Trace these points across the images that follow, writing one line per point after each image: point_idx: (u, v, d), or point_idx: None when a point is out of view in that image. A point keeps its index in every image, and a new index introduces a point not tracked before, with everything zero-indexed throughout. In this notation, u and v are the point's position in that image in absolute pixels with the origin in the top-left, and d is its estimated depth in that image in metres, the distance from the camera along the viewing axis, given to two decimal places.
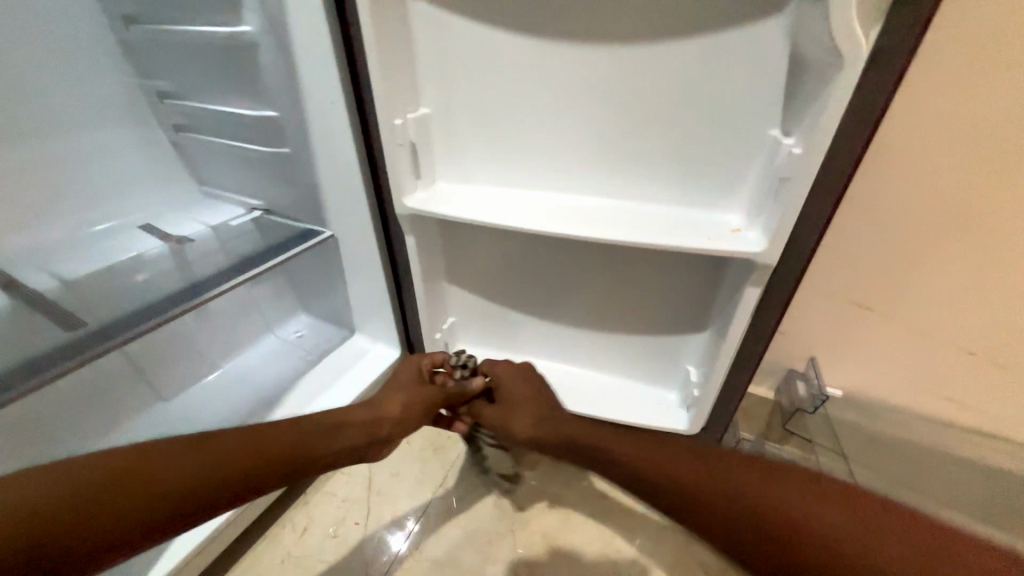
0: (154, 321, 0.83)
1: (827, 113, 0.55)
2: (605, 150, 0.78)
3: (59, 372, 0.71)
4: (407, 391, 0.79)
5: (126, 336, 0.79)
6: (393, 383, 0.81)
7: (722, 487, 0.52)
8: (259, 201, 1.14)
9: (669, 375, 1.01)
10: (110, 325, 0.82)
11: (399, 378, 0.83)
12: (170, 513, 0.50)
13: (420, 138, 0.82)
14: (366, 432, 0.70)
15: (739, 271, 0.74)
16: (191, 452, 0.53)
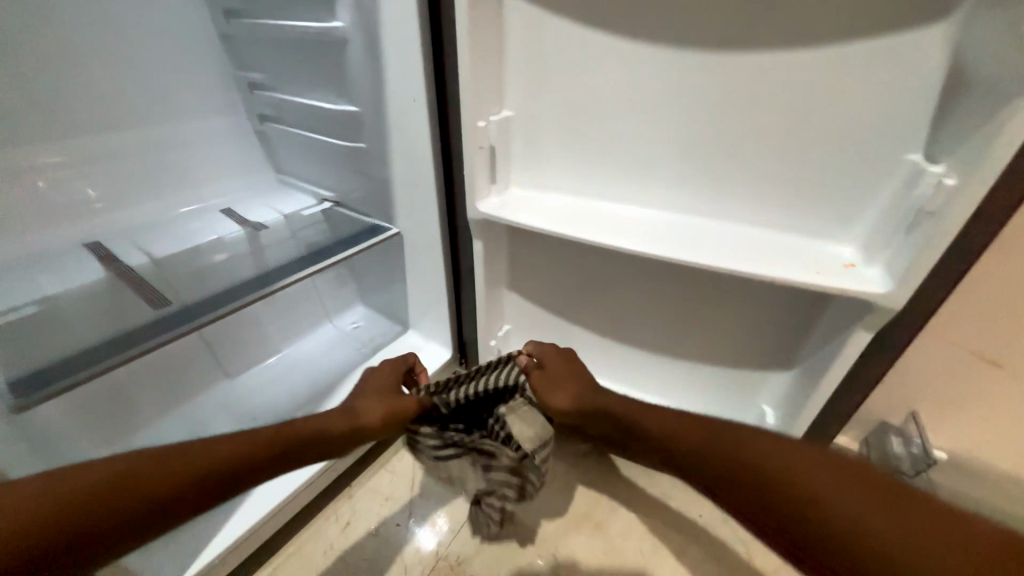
0: (226, 307, 0.86)
1: (1000, 141, 0.46)
2: (699, 166, 0.71)
3: (154, 346, 0.76)
4: (380, 397, 0.77)
5: (202, 320, 0.82)
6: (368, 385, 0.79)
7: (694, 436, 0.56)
8: (331, 193, 1.17)
9: (739, 412, 0.93)
10: (189, 307, 0.85)
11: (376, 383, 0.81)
12: (192, 493, 0.52)
13: (500, 141, 0.79)
14: (347, 422, 0.68)
15: (847, 311, 0.66)
16: (159, 462, 0.52)
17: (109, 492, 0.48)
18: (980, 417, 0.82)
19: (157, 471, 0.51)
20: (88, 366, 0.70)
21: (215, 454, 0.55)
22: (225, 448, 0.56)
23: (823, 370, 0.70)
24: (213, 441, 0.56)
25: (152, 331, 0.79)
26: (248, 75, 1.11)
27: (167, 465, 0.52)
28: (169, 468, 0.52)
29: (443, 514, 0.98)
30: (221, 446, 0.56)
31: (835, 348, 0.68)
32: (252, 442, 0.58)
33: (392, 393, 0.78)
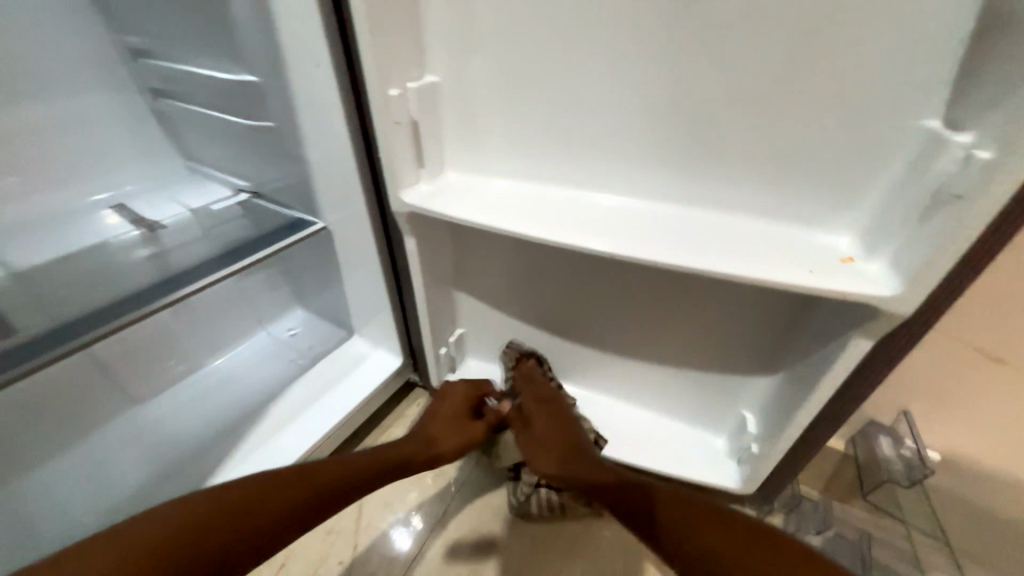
0: (119, 322, 0.71)
1: None
2: (665, 139, 0.59)
3: (12, 379, 0.62)
4: (458, 424, 0.71)
5: (84, 341, 0.68)
6: (445, 414, 0.73)
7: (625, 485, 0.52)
8: (247, 182, 0.99)
9: (717, 417, 0.83)
10: (64, 327, 0.70)
11: (450, 408, 0.74)
12: (294, 514, 0.49)
13: (424, 115, 0.64)
14: (420, 446, 0.65)
15: (841, 312, 0.55)
16: (257, 496, 0.49)
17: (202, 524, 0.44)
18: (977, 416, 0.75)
19: (253, 506, 0.48)
20: None
21: (301, 492, 0.51)
22: (312, 479, 0.53)
23: (812, 380, 0.60)
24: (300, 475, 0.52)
25: (14, 361, 0.64)
26: (129, 39, 0.91)
27: (264, 502, 0.48)
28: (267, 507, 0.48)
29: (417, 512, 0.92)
30: (297, 483, 0.51)
31: (828, 356, 0.57)
32: (335, 469, 0.55)
33: (463, 426, 0.72)
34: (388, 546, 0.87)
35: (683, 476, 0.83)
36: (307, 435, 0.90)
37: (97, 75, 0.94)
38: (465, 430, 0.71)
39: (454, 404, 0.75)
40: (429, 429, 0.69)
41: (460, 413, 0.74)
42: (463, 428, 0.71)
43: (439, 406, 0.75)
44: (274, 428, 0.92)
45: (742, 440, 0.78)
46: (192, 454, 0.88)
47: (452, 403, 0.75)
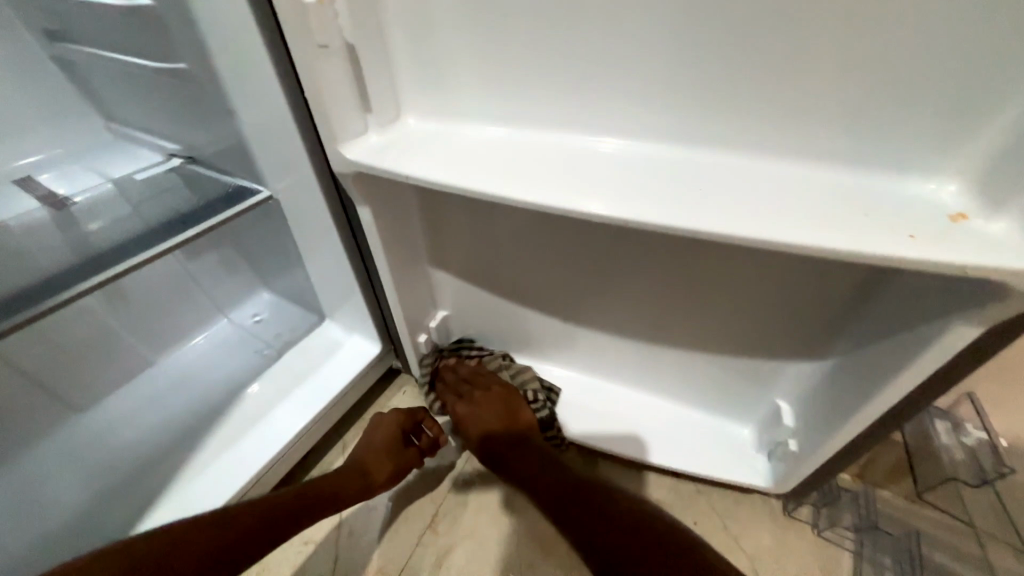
0: (26, 314, 0.58)
1: None
2: (693, 55, 0.42)
3: None
4: (387, 453, 0.76)
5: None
6: (376, 440, 0.77)
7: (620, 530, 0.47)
8: (177, 145, 0.82)
9: (746, 405, 0.71)
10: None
11: (379, 437, 0.78)
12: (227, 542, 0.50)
13: (363, 36, 0.47)
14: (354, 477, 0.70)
15: (937, 288, 0.41)
16: (178, 534, 0.49)
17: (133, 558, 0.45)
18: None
19: (180, 541, 0.48)
20: None
21: (226, 524, 0.52)
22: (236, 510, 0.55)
23: (887, 372, 0.46)
24: (221, 512, 0.54)
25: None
26: None
27: (191, 537, 0.49)
28: (193, 538, 0.49)
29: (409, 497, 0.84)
30: (220, 522, 0.52)
31: (914, 343, 0.44)
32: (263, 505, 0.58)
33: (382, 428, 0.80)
34: (376, 536, 0.80)
35: (706, 473, 0.72)
36: (274, 439, 0.79)
37: None
38: (394, 458, 0.76)
39: (382, 432, 0.79)
40: (361, 462, 0.73)
41: (391, 442, 0.78)
42: (393, 456, 0.76)
43: (368, 437, 0.78)
44: (237, 432, 0.80)
45: (775, 433, 0.67)
46: (144, 466, 0.77)
47: (380, 431, 0.79)
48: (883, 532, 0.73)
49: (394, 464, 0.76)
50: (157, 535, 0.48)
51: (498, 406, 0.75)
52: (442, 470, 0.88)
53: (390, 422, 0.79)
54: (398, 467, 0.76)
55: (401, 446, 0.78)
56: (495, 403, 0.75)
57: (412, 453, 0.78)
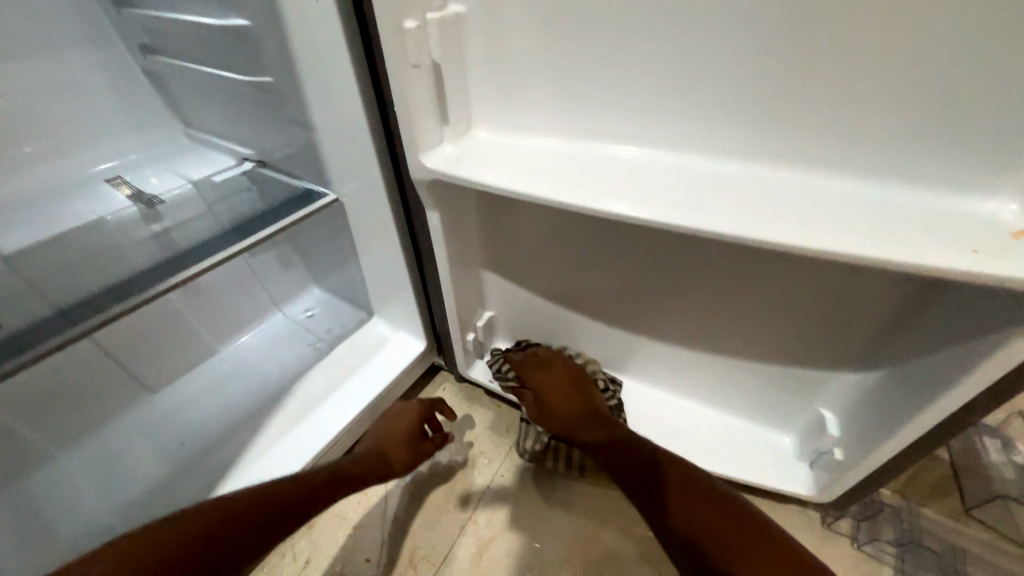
0: (125, 305, 0.64)
1: None
2: (757, 75, 0.45)
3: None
4: (405, 442, 0.73)
5: (86, 328, 0.61)
6: (399, 424, 0.76)
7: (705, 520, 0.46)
8: (250, 150, 0.89)
9: (788, 414, 0.72)
10: (71, 306, 0.64)
11: (403, 423, 0.76)
12: (273, 511, 0.51)
13: (447, 55, 0.52)
14: (378, 464, 0.68)
15: (995, 301, 0.42)
16: (226, 511, 0.48)
17: (189, 536, 0.44)
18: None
19: (227, 519, 0.47)
20: None
21: (268, 504, 0.51)
22: (279, 488, 0.54)
23: (943, 383, 0.48)
24: (263, 490, 0.53)
25: (24, 344, 0.59)
26: None
27: (241, 512, 0.49)
28: (239, 517, 0.48)
29: (449, 488, 0.88)
30: (264, 498, 0.52)
31: (970, 355, 0.45)
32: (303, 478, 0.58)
33: (404, 412, 0.78)
34: (418, 522, 0.84)
35: (746, 479, 0.73)
36: (328, 426, 0.84)
37: (80, 31, 0.84)
38: (411, 449, 0.73)
39: (399, 423, 0.77)
40: (381, 447, 0.71)
41: (408, 432, 0.76)
42: (412, 448, 0.73)
43: (385, 427, 0.76)
44: (294, 418, 0.85)
45: (819, 443, 0.67)
46: (209, 446, 0.83)
47: (402, 421, 0.77)
48: (926, 547, 0.73)
49: (411, 455, 0.73)
50: (210, 510, 0.47)
51: (570, 388, 0.75)
52: (480, 465, 0.92)
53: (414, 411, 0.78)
54: (415, 456, 0.73)
55: (418, 438, 0.75)
56: (566, 383, 0.76)
57: (428, 447, 0.75)
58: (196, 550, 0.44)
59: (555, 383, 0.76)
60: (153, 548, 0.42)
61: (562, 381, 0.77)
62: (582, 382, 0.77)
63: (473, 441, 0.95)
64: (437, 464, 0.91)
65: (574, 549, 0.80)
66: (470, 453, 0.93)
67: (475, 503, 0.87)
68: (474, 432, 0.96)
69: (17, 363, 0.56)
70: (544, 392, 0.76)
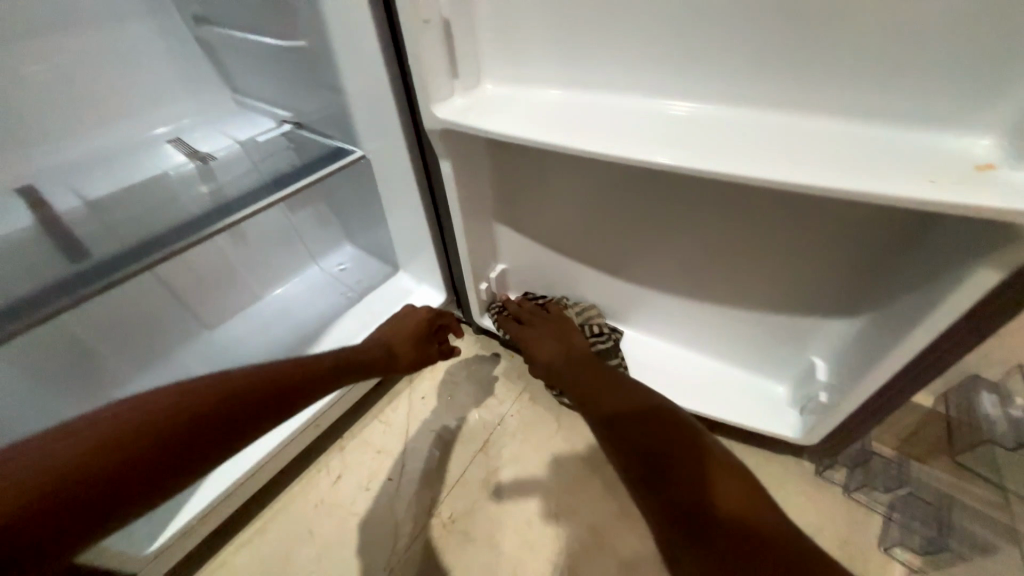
0: (190, 239, 0.75)
1: None
2: (743, 24, 0.48)
3: (96, 292, 0.68)
4: (413, 341, 0.77)
5: (155, 259, 0.72)
6: (405, 325, 0.79)
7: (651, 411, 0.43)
8: (289, 112, 0.97)
9: (784, 365, 0.75)
10: (144, 243, 0.75)
11: (412, 324, 0.80)
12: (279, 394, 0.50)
13: (455, 11, 0.57)
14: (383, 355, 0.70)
15: (969, 234, 0.44)
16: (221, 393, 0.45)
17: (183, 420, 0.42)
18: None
19: (222, 401, 0.45)
20: (35, 312, 0.63)
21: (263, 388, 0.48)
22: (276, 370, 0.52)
23: (915, 320, 0.50)
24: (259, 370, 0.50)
25: (108, 268, 0.70)
26: None
27: (236, 396, 0.46)
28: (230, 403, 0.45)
29: (463, 424, 0.98)
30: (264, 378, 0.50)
31: (943, 291, 0.47)
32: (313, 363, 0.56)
33: (411, 318, 0.82)
34: (436, 452, 0.93)
35: (738, 423, 0.77)
36: None
37: (142, 7, 0.94)
38: (417, 348, 0.77)
39: (408, 324, 0.80)
40: (389, 342, 0.73)
41: (415, 333, 0.79)
42: (418, 348, 0.77)
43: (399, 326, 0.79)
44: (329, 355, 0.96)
45: (810, 389, 0.71)
46: None
47: (409, 322, 0.81)
48: (917, 499, 0.75)
49: (417, 353, 0.77)
50: (202, 388, 0.44)
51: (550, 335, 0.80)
52: (493, 406, 1.00)
53: (421, 317, 0.81)
54: (420, 356, 0.77)
55: (423, 340, 0.79)
56: (547, 333, 0.81)
57: (435, 350, 0.79)
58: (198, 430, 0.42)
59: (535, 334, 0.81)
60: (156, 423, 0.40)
61: (546, 331, 0.82)
62: (564, 333, 0.81)
63: (487, 385, 1.04)
64: (453, 404, 1.01)
65: (574, 482, 0.88)
66: (484, 396, 1.02)
67: (485, 438, 0.96)
68: (489, 379, 1.05)
69: (102, 285, 0.68)
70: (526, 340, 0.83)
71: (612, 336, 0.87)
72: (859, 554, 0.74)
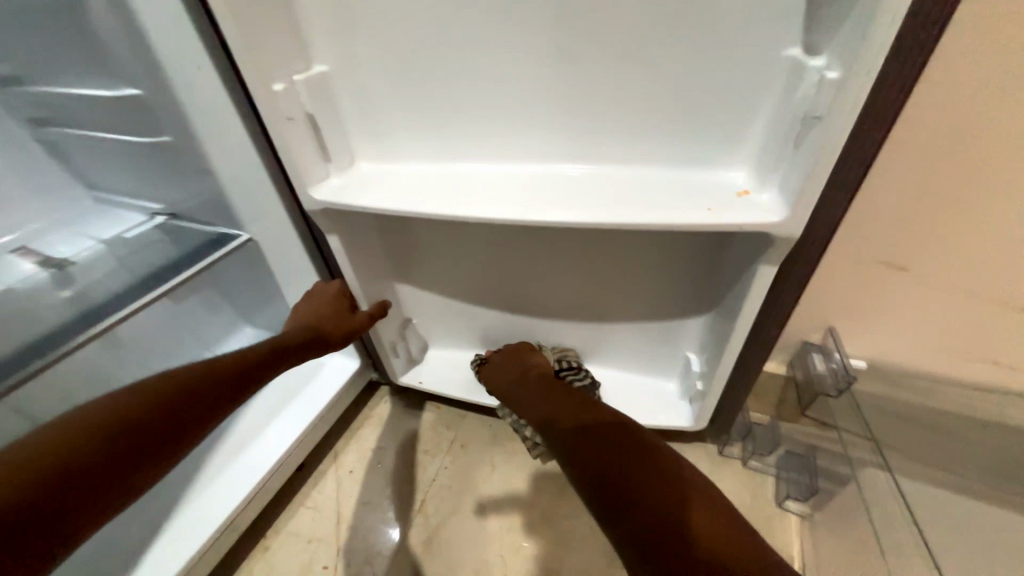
0: (51, 356, 0.67)
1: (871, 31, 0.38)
2: (563, 102, 0.60)
3: None
4: (337, 313, 0.76)
5: (8, 381, 0.63)
6: (316, 299, 0.77)
7: (627, 469, 0.48)
8: (158, 204, 0.92)
9: (668, 364, 0.87)
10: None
11: (323, 299, 0.77)
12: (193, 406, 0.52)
13: (318, 105, 0.62)
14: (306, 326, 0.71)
15: (750, 243, 0.58)
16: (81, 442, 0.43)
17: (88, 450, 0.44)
18: (919, 322, 0.75)
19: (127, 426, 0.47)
20: None
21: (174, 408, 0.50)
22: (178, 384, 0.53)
23: (736, 311, 0.64)
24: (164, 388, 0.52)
25: None
26: None
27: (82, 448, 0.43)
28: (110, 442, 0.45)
29: (397, 487, 0.96)
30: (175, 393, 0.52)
31: (745, 286, 0.61)
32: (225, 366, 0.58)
33: (321, 300, 0.77)
34: (371, 525, 0.90)
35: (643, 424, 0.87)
36: (274, 448, 0.89)
37: None
38: (342, 318, 0.76)
39: (322, 301, 0.77)
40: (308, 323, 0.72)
41: (335, 307, 0.77)
42: (341, 319, 0.76)
43: (337, 315, 0.76)
44: (238, 449, 0.90)
45: (690, 381, 0.83)
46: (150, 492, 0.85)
47: (322, 299, 0.77)
48: (792, 453, 0.91)
49: (343, 324, 0.75)
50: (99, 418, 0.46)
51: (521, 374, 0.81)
52: (424, 461, 1.00)
53: (333, 291, 0.78)
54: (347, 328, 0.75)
55: (346, 311, 0.77)
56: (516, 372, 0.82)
57: (361, 317, 0.77)
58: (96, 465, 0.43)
59: (505, 376, 0.82)
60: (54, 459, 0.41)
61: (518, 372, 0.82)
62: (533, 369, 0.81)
63: (416, 442, 1.03)
64: (384, 470, 0.99)
65: (515, 517, 0.90)
66: (413, 455, 1.01)
67: (421, 496, 0.95)
68: (418, 435, 1.05)
69: None
70: (497, 381, 0.84)
71: (566, 356, 0.89)
72: (758, 512, 0.86)
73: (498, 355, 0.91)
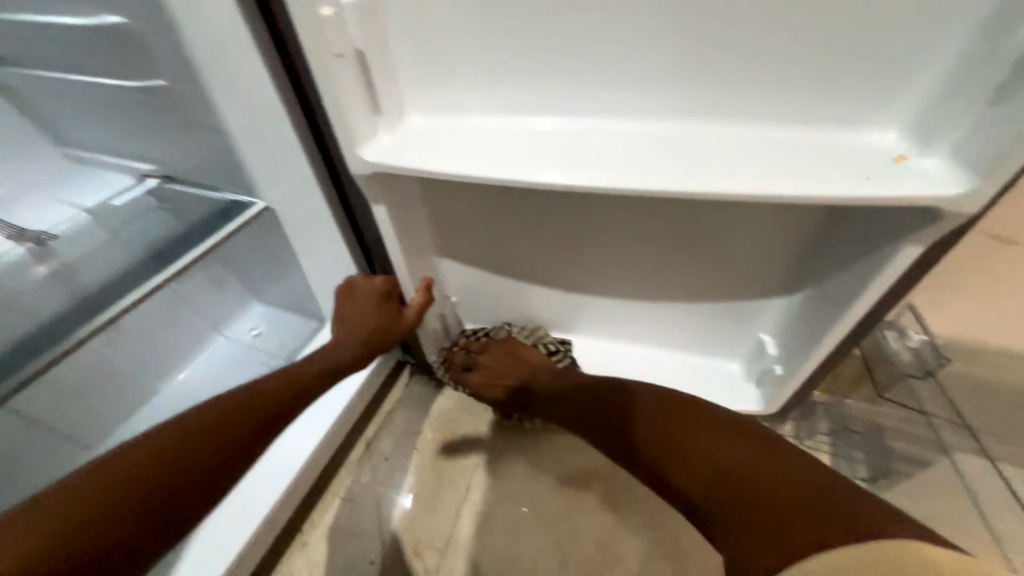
0: (47, 356, 0.58)
1: None
2: (677, 39, 0.48)
3: None
4: (388, 316, 0.74)
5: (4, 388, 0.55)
6: (361, 303, 0.73)
7: (751, 471, 0.39)
8: (150, 165, 0.78)
9: (736, 345, 0.81)
10: None
11: (368, 302, 0.73)
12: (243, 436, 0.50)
13: (369, 41, 0.50)
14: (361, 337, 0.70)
15: (891, 217, 0.50)
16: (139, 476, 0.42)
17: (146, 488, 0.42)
18: (1018, 301, 0.68)
19: (181, 459, 0.45)
20: None
21: (227, 436, 0.49)
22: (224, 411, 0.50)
23: (852, 294, 0.56)
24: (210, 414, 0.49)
25: None
26: None
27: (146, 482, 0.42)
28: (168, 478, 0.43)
29: (440, 475, 0.90)
30: (221, 421, 0.49)
31: (872, 267, 0.53)
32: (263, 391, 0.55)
33: (364, 303, 0.73)
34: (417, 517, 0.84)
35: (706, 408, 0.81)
36: (307, 441, 0.81)
37: None
38: (394, 320, 0.74)
39: (367, 303, 0.73)
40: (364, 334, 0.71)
41: (381, 310, 0.73)
42: (393, 321, 0.74)
43: (386, 317, 0.74)
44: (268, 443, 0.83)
45: (763, 364, 0.76)
46: None
47: (365, 302, 0.73)
48: (853, 432, 0.87)
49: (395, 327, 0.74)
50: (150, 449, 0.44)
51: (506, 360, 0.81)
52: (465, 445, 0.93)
53: (377, 289, 0.73)
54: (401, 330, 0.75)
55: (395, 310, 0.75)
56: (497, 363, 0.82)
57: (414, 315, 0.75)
58: (157, 502, 0.42)
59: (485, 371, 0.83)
60: (116, 496, 0.40)
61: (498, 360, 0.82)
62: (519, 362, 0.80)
63: (456, 425, 0.96)
64: (424, 457, 0.92)
65: (570, 503, 0.85)
66: (454, 440, 0.94)
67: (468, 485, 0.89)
68: (456, 418, 0.97)
69: None
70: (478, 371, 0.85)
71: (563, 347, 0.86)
72: None
73: (485, 357, 0.84)
